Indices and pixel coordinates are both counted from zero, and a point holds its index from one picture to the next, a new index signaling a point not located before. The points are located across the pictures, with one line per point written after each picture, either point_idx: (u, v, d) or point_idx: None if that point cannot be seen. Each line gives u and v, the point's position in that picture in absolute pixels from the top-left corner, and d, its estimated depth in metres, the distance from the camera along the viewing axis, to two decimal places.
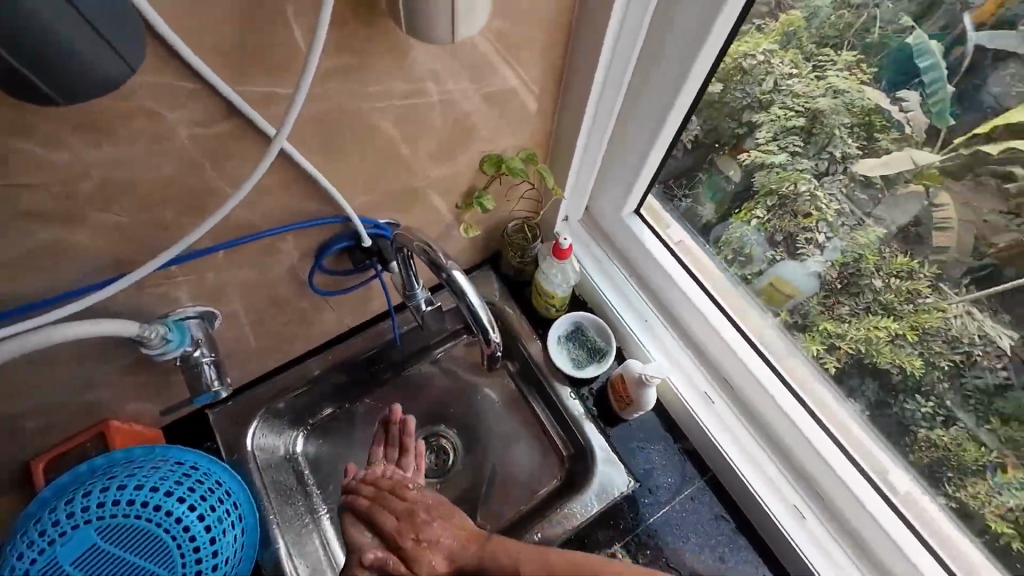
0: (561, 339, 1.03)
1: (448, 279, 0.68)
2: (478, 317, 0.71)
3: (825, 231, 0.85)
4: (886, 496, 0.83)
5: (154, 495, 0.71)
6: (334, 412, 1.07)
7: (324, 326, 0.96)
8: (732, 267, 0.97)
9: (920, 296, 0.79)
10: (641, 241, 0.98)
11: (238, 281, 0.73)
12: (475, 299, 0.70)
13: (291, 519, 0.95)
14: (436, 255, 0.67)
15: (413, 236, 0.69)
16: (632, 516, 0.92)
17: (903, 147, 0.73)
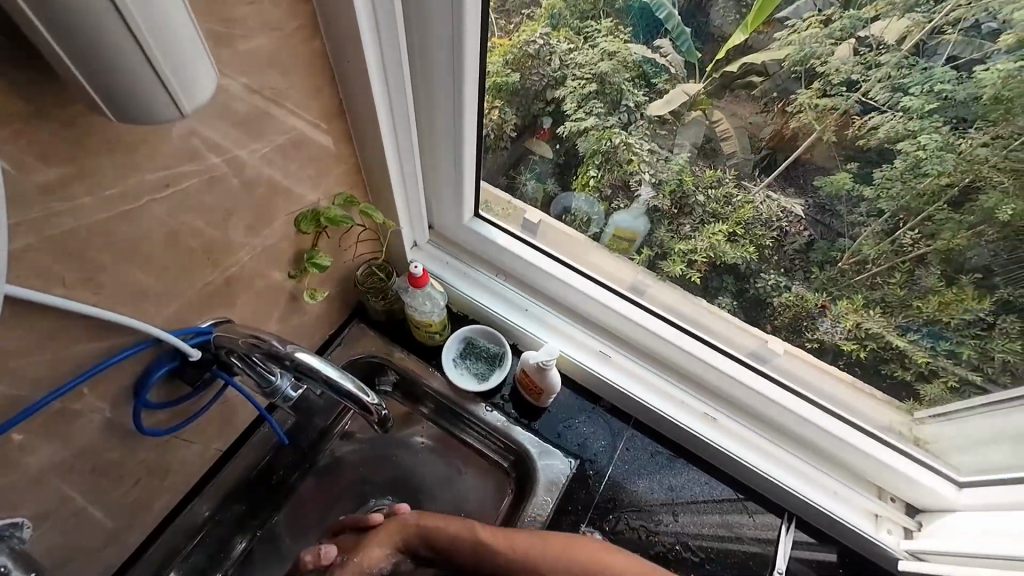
0: (457, 360, 1.01)
1: (293, 362, 0.64)
2: (340, 387, 0.66)
3: (647, 169, 0.90)
4: (764, 371, 0.97)
5: None
6: (248, 547, 0.91)
7: (188, 464, 0.81)
8: (580, 230, 1.02)
9: (732, 197, 0.84)
10: (494, 241, 1.01)
11: (38, 469, 0.57)
12: (328, 371, 0.66)
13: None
14: (272, 345, 0.65)
15: (240, 336, 0.65)
16: (585, 491, 0.94)
17: (674, 85, 0.77)
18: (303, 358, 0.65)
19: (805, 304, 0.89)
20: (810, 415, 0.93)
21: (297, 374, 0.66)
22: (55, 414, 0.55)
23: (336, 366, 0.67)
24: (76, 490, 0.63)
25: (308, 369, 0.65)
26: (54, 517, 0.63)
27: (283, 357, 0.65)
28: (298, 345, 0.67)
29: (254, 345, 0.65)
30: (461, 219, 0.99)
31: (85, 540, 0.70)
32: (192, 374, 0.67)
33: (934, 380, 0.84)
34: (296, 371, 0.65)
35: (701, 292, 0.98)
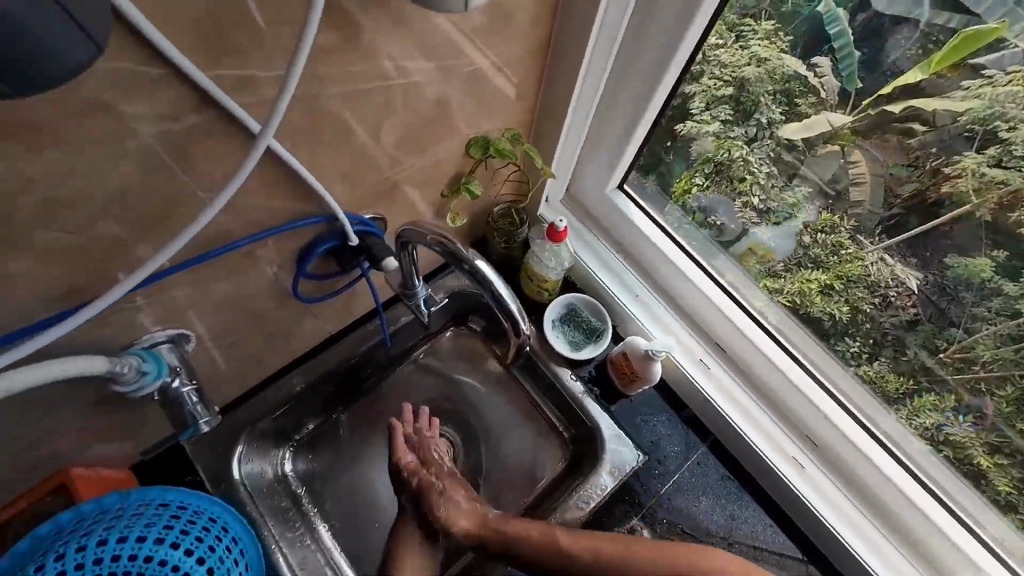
0: (556, 322, 1.02)
1: (472, 271, 0.66)
2: (505, 305, 0.70)
3: (759, 194, 0.90)
4: (876, 436, 0.88)
5: (144, 546, 0.63)
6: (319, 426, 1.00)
7: (306, 336, 0.89)
8: (711, 234, 0.98)
9: (843, 248, 0.86)
10: (631, 219, 0.97)
11: (214, 299, 0.64)
12: (501, 288, 0.68)
13: (292, 543, 0.89)
14: (461, 251, 0.64)
15: (429, 232, 0.66)
16: (646, 487, 0.93)
17: (819, 111, 0.77)
18: (482, 269, 0.67)
19: (908, 377, 0.88)
20: (918, 496, 0.84)
21: (467, 280, 0.68)
22: (242, 255, 0.61)
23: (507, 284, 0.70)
24: (230, 327, 0.71)
25: (485, 282, 0.67)
26: (208, 344, 0.71)
27: (464, 263, 0.66)
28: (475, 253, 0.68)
29: (442, 245, 0.65)
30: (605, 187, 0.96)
31: (219, 372, 0.79)
32: (347, 258, 0.72)
33: (1016, 513, 0.82)
34: (471, 279, 0.67)
35: (819, 334, 0.93)
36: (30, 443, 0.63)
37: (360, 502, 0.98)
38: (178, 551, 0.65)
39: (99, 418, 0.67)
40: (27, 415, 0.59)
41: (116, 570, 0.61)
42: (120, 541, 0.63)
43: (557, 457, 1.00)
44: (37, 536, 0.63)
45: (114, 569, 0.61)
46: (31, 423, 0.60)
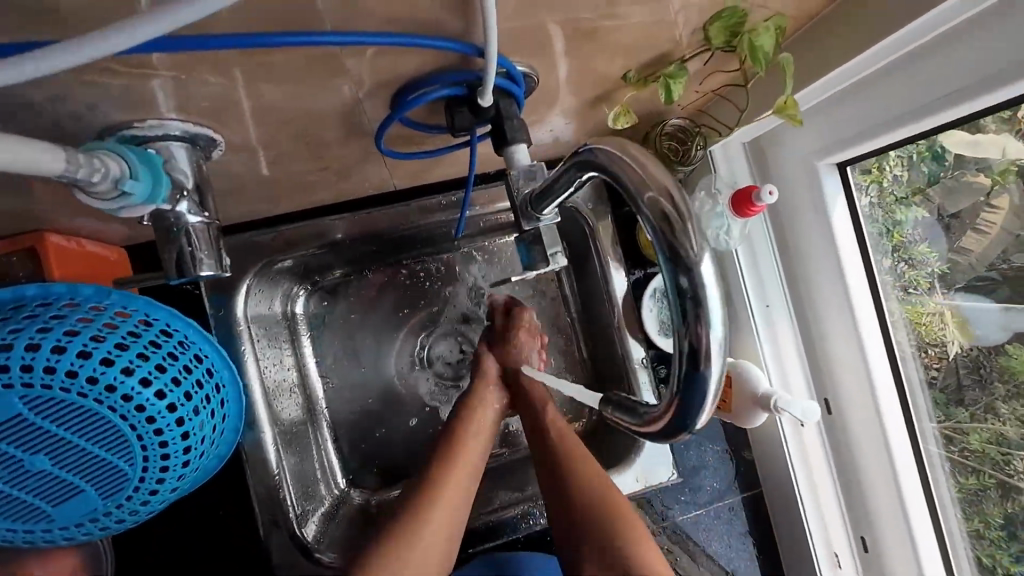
0: (657, 292, 0.80)
1: (688, 295, 0.34)
2: (694, 385, 0.36)
3: (871, 195, 0.70)
4: (943, 542, 0.70)
5: (107, 372, 0.50)
6: (346, 276, 0.85)
7: (366, 182, 0.67)
8: (867, 227, 0.71)
9: (913, 285, 0.68)
10: (829, 209, 0.70)
11: (266, 106, 0.41)
12: (714, 353, 0.35)
13: (274, 364, 0.78)
14: (692, 251, 0.33)
15: (652, 188, 0.35)
16: (663, 510, 0.80)
17: (1001, 130, 0.56)
18: (705, 302, 0.34)
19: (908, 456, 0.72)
20: None
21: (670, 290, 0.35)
22: (327, 57, 0.36)
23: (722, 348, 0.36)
24: (280, 148, 0.49)
25: (698, 325, 0.34)
26: (240, 156, 0.49)
27: (680, 272, 0.34)
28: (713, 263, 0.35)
29: (658, 213, 0.34)
30: (820, 158, 0.68)
31: (248, 190, 0.59)
32: (460, 117, 0.46)
33: None
34: (674, 303, 0.35)
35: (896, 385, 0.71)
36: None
37: (364, 378, 0.86)
38: (146, 390, 0.52)
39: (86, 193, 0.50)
40: None
41: (70, 387, 0.49)
42: (80, 356, 0.50)
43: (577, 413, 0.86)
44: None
45: (65, 385, 0.49)
46: None
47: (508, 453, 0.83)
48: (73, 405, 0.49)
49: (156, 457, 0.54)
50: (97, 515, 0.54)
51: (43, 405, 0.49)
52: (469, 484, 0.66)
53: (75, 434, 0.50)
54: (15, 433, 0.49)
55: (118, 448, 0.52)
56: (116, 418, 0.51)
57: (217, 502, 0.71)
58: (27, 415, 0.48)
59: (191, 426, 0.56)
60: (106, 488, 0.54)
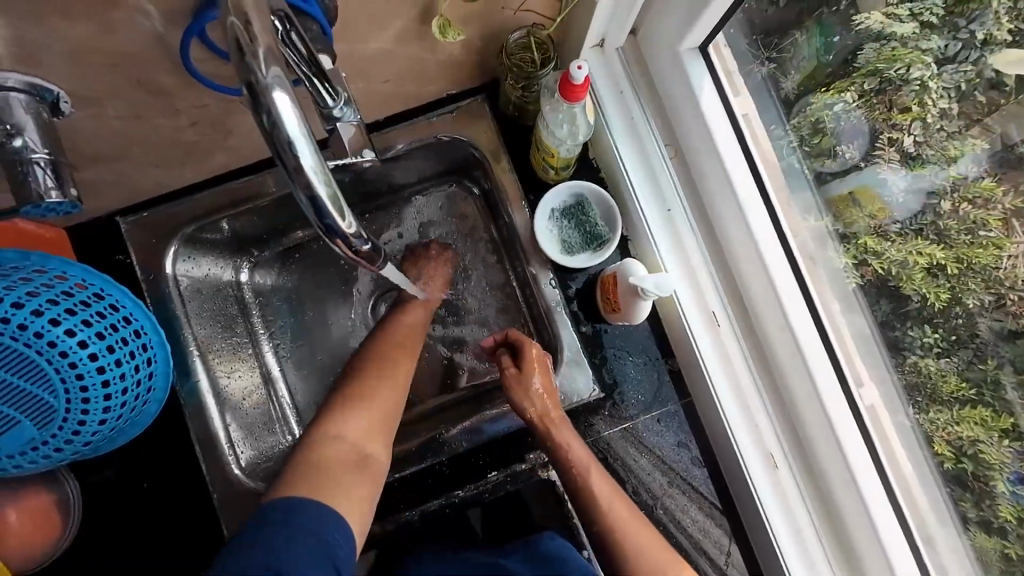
0: (555, 213, 0.81)
1: (269, 128, 0.39)
2: (319, 210, 0.42)
3: (915, 134, 0.64)
4: (861, 419, 0.70)
5: (19, 314, 0.60)
6: (304, 241, 0.91)
7: (251, 138, 0.73)
8: (913, 168, 0.64)
9: (983, 228, 0.61)
10: (697, 93, 0.68)
11: (70, 45, 0.47)
12: (309, 178, 0.40)
13: (211, 326, 0.84)
14: (258, 82, 0.39)
15: (230, 18, 0.40)
16: (589, 425, 0.80)
17: None
18: (286, 131, 0.39)
19: (973, 431, 0.65)
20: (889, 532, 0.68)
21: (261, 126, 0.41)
22: None
23: (324, 170, 0.41)
24: (122, 95, 0.55)
25: (288, 158, 0.40)
26: (92, 109, 0.56)
27: (262, 112, 0.40)
28: (292, 97, 0.40)
29: (235, 45, 0.39)
30: (680, 44, 0.68)
31: (134, 151, 0.66)
32: None
33: None
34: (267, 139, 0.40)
35: (978, 345, 0.63)
36: None
37: (312, 340, 0.90)
38: (56, 329, 0.61)
39: None
40: None
41: None
42: None
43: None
44: None
45: None
46: None
47: (445, 397, 0.84)
48: None
49: (78, 390, 0.62)
50: (36, 444, 0.63)
51: None
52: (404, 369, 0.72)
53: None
54: None
55: (39, 380, 0.61)
56: (33, 354, 0.60)
57: (160, 447, 0.77)
58: None
59: (105, 360, 0.64)
60: (40, 419, 0.62)
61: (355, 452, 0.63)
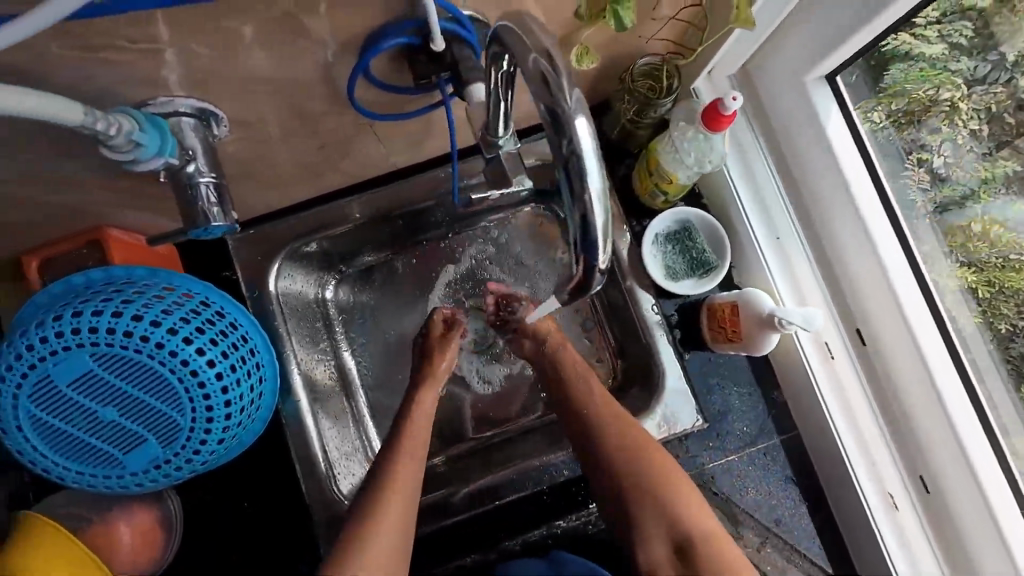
0: (658, 238, 0.80)
1: (568, 155, 0.37)
2: (589, 243, 0.39)
3: (944, 155, 0.65)
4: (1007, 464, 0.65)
5: (155, 332, 0.59)
6: (375, 262, 0.90)
7: (365, 160, 0.74)
8: (942, 189, 0.66)
9: (1014, 249, 0.62)
10: (823, 122, 0.67)
11: (248, 76, 0.48)
12: (596, 208, 0.38)
13: (307, 347, 0.84)
14: (565, 110, 0.36)
15: (532, 51, 0.37)
16: (691, 457, 0.78)
17: None
18: (582, 159, 0.37)
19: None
20: None
21: (551, 155, 0.38)
22: (287, 17, 0.43)
23: (606, 200, 0.39)
24: (275, 121, 0.56)
25: (579, 187, 0.37)
26: (245, 135, 0.57)
27: (563, 138, 0.37)
28: (590, 125, 0.37)
29: (537, 79, 0.36)
30: (806, 74, 0.67)
31: (262, 173, 0.67)
32: (420, 65, 0.51)
33: None
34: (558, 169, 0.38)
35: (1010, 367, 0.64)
36: (46, 185, 0.55)
37: (392, 354, 0.89)
38: (189, 347, 0.61)
39: (122, 183, 0.58)
40: (39, 150, 0.50)
41: (128, 346, 0.58)
42: (134, 319, 0.59)
43: (596, 362, 0.86)
44: (73, 284, 0.62)
45: (124, 343, 0.58)
46: (43, 162, 0.52)
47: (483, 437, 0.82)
48: (133, 361, 0.59)
49: (203, 410, 0.62)
50: (159, 463, 0.62)
51: (110, 363, 0.58)
52: (416, 441, 0.67)
53: (133, 386, 0.59)
54: (89, 387, 0.58)
55: (169, 399, 0.61)
56: (166, 372, 0.60)
57: (263, 465, 0.77)
58: (97, 370, 0.58)
59: (230, 380, 0.63)
60: (165, 437, 0.62)
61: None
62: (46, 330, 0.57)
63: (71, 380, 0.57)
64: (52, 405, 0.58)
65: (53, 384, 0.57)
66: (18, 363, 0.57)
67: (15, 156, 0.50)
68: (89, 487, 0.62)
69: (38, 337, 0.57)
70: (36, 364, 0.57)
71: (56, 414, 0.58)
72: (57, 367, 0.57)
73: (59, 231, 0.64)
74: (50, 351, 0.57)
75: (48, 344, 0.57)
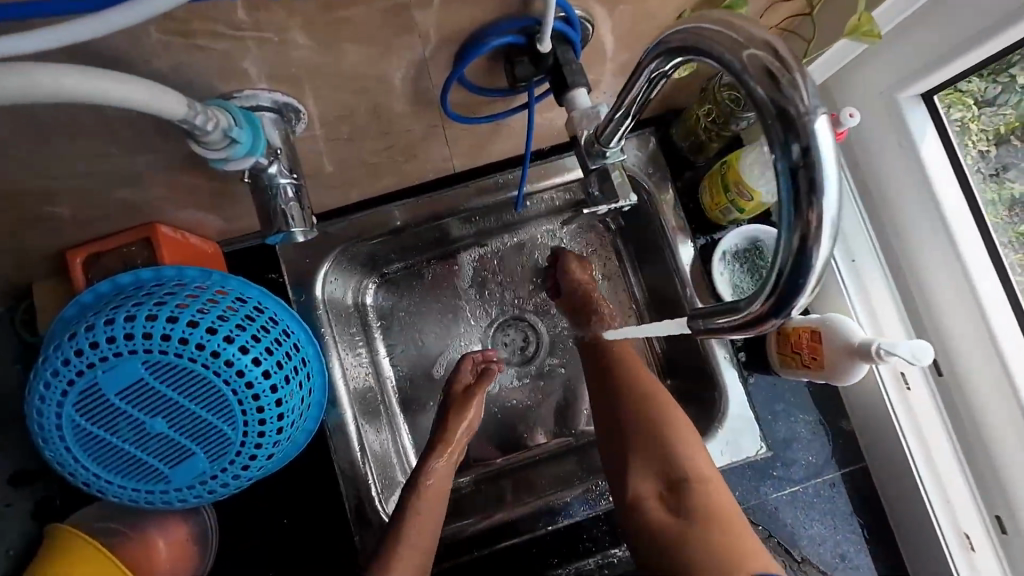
0: (726, 256, 0.76)
1: (801, 159, 0.31)
2: (799, 269, 0.34)
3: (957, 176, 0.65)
4: None
5: (211, 339, 0.55)
6: (409, 266, 0.85)
7: (428, 164, 0.70)
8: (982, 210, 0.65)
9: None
10: (916, 143, 0.64)
11: (339, 71, 0.44)
12: (825, 234, 0.32)
13: (352, 356, 0.79)
14: (805, 109, 0.31)
15: (750, 46, 0.33)
16: (754, 485, 0.75)
17: None
18: (820, 168, 0.31)
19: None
20: None
21: (777, 164, 0.33)
22: (397, 9, 0.39)
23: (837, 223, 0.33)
24: (354, 119, 0.52)
25: (809, 204, 0.32)
26: (321, 134, 0.53)
27: (793, 143, 0.32)
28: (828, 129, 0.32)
29: (763, 75, 0.32)
30: (899, 92, 0.63)
31: (325, 173, 0.63)
32: (521, 67, 0.47)
33: None
34: (785, 178, 0.32)
35: None
36: (108, 179, 0.52)
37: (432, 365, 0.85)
38: (244, 356, 0.56)
39: (187, 178, 0.55)
40: (109, 142, 0.47)
41: (182, 354, 0.54)
42: (190, 325, 0.55)
43: None
44: (121, 284, 0.58)
45: (178, 351, 0.54)
46: (110, 155, 0.48)
47: (513, 458, 0.81)
48: (185, 370, 0.54)
49: (255, 423, 0.58)
50: (205, 478, 0.58)
51: (161, 372, 0.54)
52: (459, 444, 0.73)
53: (185, 397, 0.55)
54: (138, 397, 0.54)
55: (221, 411, 0.56)
56: (219, 382, 0.55)
57: (307, 479, 0.73)
58: (148, 378, 0.53)
59: (283, 392, 0.59)
60: (213, 451, 0.58)
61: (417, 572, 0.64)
62: (96, 334, 0.53)
63: (120, 389, 0.53)
64: (98, 414, 0.54)
65: (101, 392, 0.53)
66: (66, 369, 0.52)
67: (84, 147, 0.47)
68: (131, 501, 0.58)
69: (88, 341, 0.52)
70: (85, 370, 0.53)
71: (102, 425, 0.54)
72: (106, 375, 0.53)
73: (110, 226, 0.61)
74: (100, 357, 0.53)
75: (98, 349, 0.53)
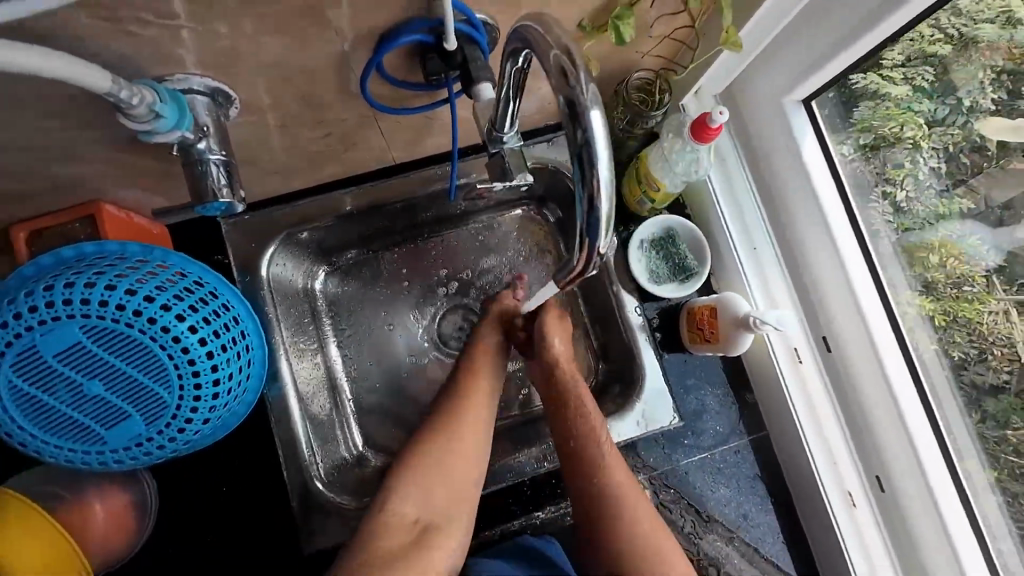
0: (645, 244, 0.83)
1: (583, 143, 0.40)
2: (591, 223, 0.43)
3: (907, 189, 0.71)
4: (950, 463, 0.70)
5: (149, 307, 0.59)
6: (359, 258, 0.90)
7: (367, 153, 0.76)
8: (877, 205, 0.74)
9: (969, 284, 0.67)
10: (798, 142, 0.73)
11: (264, 61, 0.50)
12: (604, 195, 0.41)
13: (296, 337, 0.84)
14: (581, 103, 0.39)
15: (553, 48, 0.40)
16: (667, 451, 0.82)
17: None
18: (594, 147, 0.40)
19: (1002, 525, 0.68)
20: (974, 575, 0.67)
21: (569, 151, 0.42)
22: (311, 7, 0.45)
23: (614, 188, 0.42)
24: (284, 107, 0.58)
25: (591, 174, 0.41)
26: (254, 119, 0.58)
27: (576, 128, 0.40)
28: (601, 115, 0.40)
29: (559, 74, 0.40)
30: (784, 97, 0.72)
31: (265, 158, 0.68)
32: (432, 63, 0.54)
33: None
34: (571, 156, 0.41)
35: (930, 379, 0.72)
36: (47, 154, 0.55)
37: (374, 346, 0.89)
38: (182, 324, 0.60)
39: (127, 157, 0.59)
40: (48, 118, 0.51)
41: (120, 320, 0.58)
42: (128, 293, 0.59)
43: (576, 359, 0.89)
44: (63, 257, 0.62)
45: (115, 317, 0.57)
46: (50, 132, 0.52)
47: None
48: (122, 335, 0.58)
49: (191, 387, 0.62)
50: (141, 440, 0.62)
51: (99, 336, 0.57)
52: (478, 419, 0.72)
53: (122, 361, 0.58)
54: (76, 359, 0.57)
55: (157, 374, 0.60)
56: (157, 347, 0.59)
57: (247, 449, 0.77)
58: (85, 342, 0.57)
59: (219, 359, 0.63)
60: (150, 414, 0.61)
61: (414, 526, 0.65)
62: (35, 299, 0.56)
63: (57, 351, 0.57)
64: (35, 375, 0.57)
65: (39, 355, 0.56)
66: (5, 331, 0.56)
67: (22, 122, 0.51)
68: (68, 462, 0.61)
69: (28, 306, 0.56)
70: (23, 333, 0.56)
71: (39, 386, 0.57)
72: (44, 338, 0.56)
73: (53, 203, 0.64)
74: (38, 321, 0.56)
75: (38, 313, 0.56)
